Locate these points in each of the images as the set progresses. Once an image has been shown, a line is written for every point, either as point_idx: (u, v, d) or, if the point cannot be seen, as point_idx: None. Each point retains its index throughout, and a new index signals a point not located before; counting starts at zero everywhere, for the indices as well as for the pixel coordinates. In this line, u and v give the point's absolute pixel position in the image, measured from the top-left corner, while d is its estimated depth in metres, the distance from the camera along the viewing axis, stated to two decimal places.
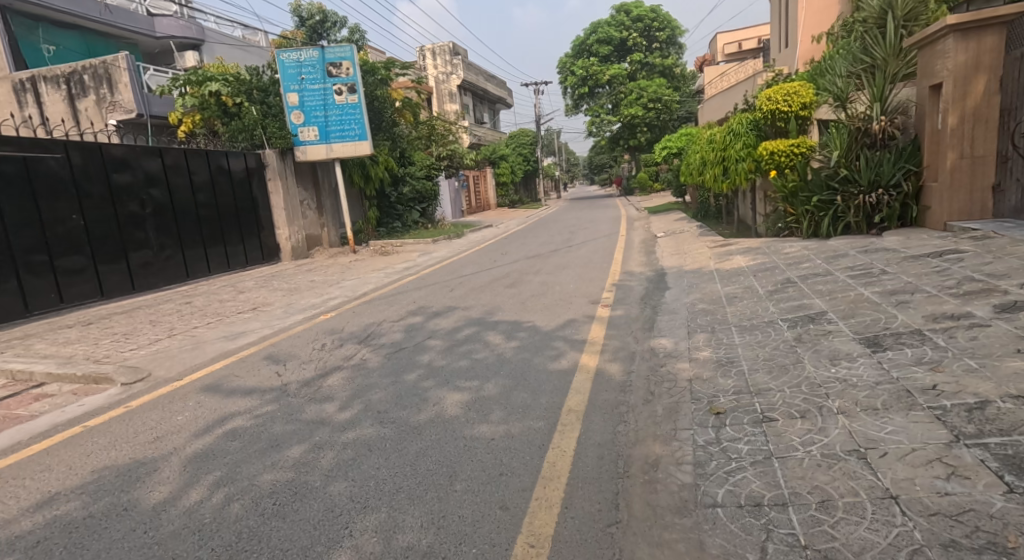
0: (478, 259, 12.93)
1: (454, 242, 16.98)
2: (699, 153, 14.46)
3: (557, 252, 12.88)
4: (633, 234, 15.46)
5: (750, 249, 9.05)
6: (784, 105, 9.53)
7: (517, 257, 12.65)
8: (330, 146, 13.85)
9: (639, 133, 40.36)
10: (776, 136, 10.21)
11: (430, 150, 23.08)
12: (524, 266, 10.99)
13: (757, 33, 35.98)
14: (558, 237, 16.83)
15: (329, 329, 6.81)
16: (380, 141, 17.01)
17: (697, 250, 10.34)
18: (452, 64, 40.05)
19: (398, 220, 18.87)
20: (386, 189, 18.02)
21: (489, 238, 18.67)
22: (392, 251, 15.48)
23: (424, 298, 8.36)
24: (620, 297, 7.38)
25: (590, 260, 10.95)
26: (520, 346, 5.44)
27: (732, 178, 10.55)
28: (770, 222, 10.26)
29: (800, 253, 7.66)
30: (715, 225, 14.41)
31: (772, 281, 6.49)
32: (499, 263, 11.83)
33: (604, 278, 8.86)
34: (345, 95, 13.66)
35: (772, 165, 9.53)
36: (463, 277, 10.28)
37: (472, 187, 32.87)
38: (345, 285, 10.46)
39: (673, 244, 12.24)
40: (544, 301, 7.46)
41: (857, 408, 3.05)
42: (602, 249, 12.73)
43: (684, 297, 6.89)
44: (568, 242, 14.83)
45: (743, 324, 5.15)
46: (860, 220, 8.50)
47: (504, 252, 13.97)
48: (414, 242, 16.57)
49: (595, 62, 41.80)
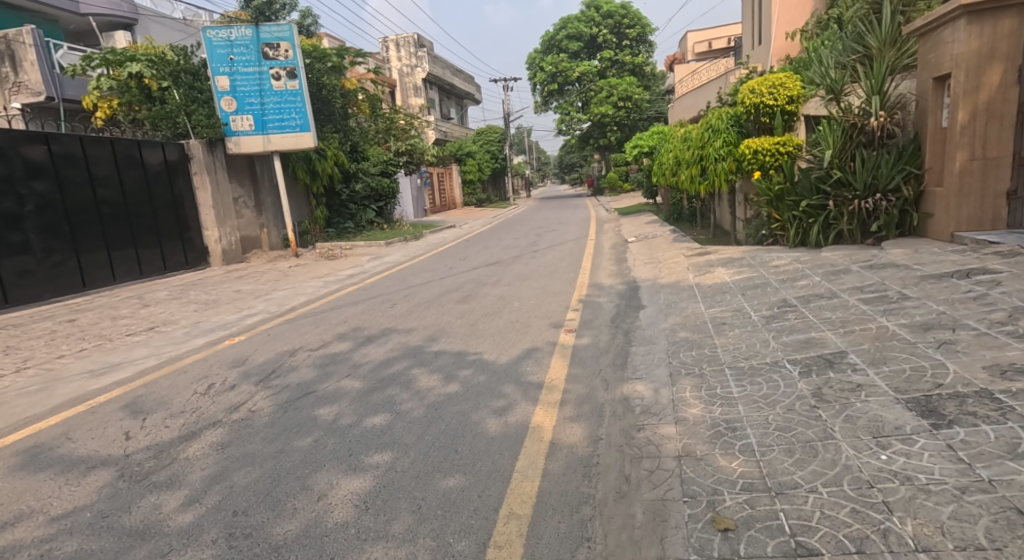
0: (432, 265, 11.72)
1: (410, 245, 15.69)
2: (674, 151, 13.43)
3: (519, 259, 11.77)
4: (603, 238, 14.43)
5: (730, 259, 8.07)
6: (770, 98, 8.51)
7: (475, 264, 11.50)
8: (268, 136, 12.59)
9: (609, 132, 39.60)
10: (759, 134, 9.23)
11: (388, 145, 21.71)
12: (480, 275, 9.83)
13: (728, 32, 35.38)
14: (522, 240, 15.69)
15: (228, 358, 5.54)
16: (328, 134, 15.58)
17: (670, 259, 9.32)
18: (417, 57, 38.59)
19: (350, 220, 17.47)
20: (336, 187, 16.61)
21: (449, 240, 17.43)
22: (340, 255, 14.14)
23: (357, 317, 7.12)
24: (586, 318, 6.26)
25: (554, 270, 9.86)
26: (456, 391, 4.27)
27: (711, 178, 9.53)
28: (752, 228, 9.24)
29: (789, 266, 6.69)
30: (688, 230, 13.42)
31: (765, 303, 5.46)
32: (454, 271, 10.64)
33: (567, 292, 7.76)
34: (284, 80, 12.47)
35: (755, 166, 8.59)
36: (411, 288, 9.08)
37: (437, 185, 31.56)
38: (274, 297, 9.12)
39: (646, 251, 11.22)
40: (496, 323, 6.30)
41: (946, 544, 1.98)
42: (568, 256, 11.67)
43: (660, 319, 5.82)
44: (532, 247, 13.73)
45: (739, 366, 4.07)
46: (853, 228, 7.49)
47: (462, 257, 12.77)
48: (366, 245, 15.23)
49: (565, 58, 40.89)
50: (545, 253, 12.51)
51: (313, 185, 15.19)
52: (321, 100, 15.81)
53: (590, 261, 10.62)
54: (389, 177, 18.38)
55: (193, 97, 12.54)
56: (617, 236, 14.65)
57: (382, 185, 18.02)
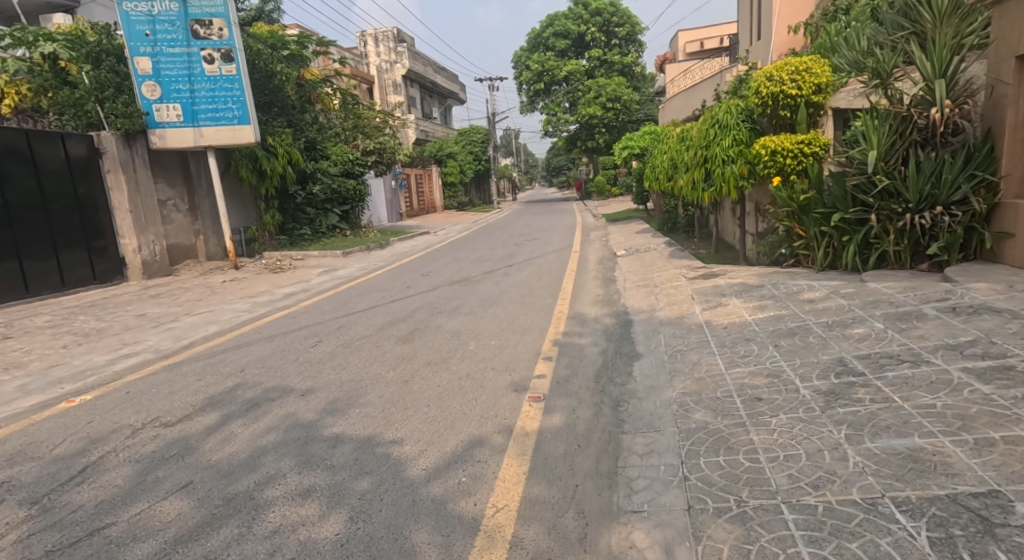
0: (389, 282, 10.03)
1: (372, 255, 13.99)
2: (670, 153, 11.81)
3: (491, 275, 10.10)
4: (588, 250, 12.82)
5: (744, 285, 6.47)
6: (791, 87, 6.90)
7: (438, 281, 9.83)
8: (199, 129, 10.92)
9: (597, 134, 38.16)
10: (776, 131, 7.61)
11: (354, 144, 19.84)
12: (437, 299, 8.14)
13: (721, 32, 34.08)
14: (499, 251, 14.06)
15: (35, 440, 3.81)
16: (281, 129, 13.91)
17: (672, 280, 7.71)
18: (397, 53, 36.95)
19: (308, 227, 15.76)
20: (290, 189, 14.92)
21: (419, 249, 15.73)
22: (289, 267, 12.43)
23: (261, 363, 5.41)
24: (561, 376, 4.61)
25: (528, 293, 8.21)
26: (335, 536, 2.61)
27: (717, 185, 7.94)
28: (766, 246, 7.67)
29: (829, 302, 5.10)
30: (684, 242, 11.86)
31: (813, 364, 3.84)
32: (410, 292, 8.93)
33: (540, 328, 6.11)
34: (218, 64, 10.79)
35: (772, 171, 7.05)
36: (350, 316, 7.38)
37: (414, 188, 29.80)
38: (179, 325, 7.37)
39: (639, 268, 9.56)
40: (438, 381, 4.62)
41: None
42: (547, 272, 10.02)
43: (662, 382, 4.19)
44: (508, 260, 12.08)
45: (806, 503, 2.42)
46: (902, 250, 5.91)
47: (426, 271, 11.11)
48: (322, 255, 13.51)
49: (552, 57, 39.39)
50: (521, 268, 10.84)
51: (261, 186, 13.53)
52: (272, 91, 14.12)
53: (572, 280, 8.99)
54: (352, 179, 16.70)
55: (115, 83, 10.65)
56: (604, 248, 13.02)
57: (346, 187, 16.40)
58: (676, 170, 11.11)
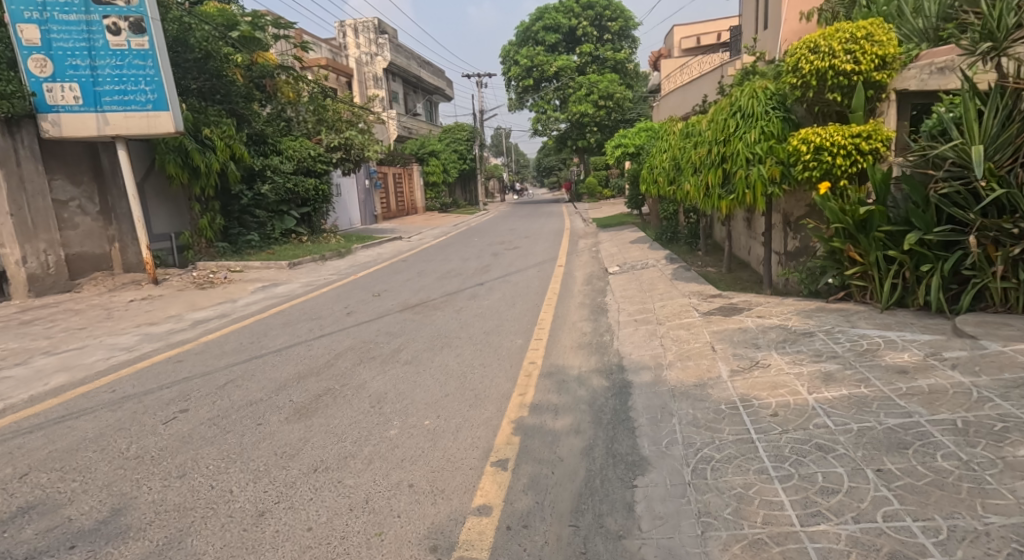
0: (329, 306, 8.19)
1: (326, 267, 12.16)
2: (674, 152, 10.02)
3: (454, 298, 8.27)
4: (575, 264, 11.04)
5: (783, 332, 4.70)
6: (846, 61, 5.12)
7: (389, 306, 8.00)
8: (104, 115, 9.09)
9: (588, 133, 36.52)
10: (817, 120, 5.84)
11: (318, 139, 18.00)
12: (377, 336, 6.30)
13: (717, 27, 32.54)
14: (472, 263, 12.25)
15: None
16: (221, 119, 12.15)
17: (680, 315, 5.93)
18: (378, 45, 35.18)
19: (256, 232, 13.96)
20: (233, 189, 13.12)
21: (384, 259, 13.92)
22: (223, 282, 10.69)
23: (66, 459, 3.56)
24: (515, 511, 2.79)
25: (494, 327, 6.40)
26: None
27: (737, 190, 6.15)
28: (804, 272, 5.90)
29: (931, 378, 3.33)
30: (687, 256, 10.13)
31: (979, 541, 2.06)
32: (348, 322, 7.09)
33: (498, 396, 4.30)
34: (125, 36, 9.06)
35: (813, 172, 5.38)
36: (252, 362, 5.54)
37: (391, 187, 27.90)
38: (18, 373, 5.47)
39: (635, 290, 7.78)
40: (313, 519, 2.80)
41: None
42: (522, 296, 8.23)
43: (688, 544, 2.40)
44: (480, 276, 10.25)
45: None
46: (1014, 288, 4.21)
47: (379, 290, 9.27)
48: (265, 266, 11.67)
49: (541, 51, 37.62)
50: (492, 288, 9.02)
51: (194, 186, 11.79)
52: (212, 76, 12.31)
53: (552, 308, 7.20)
54: (306, 177, 15.00)
55: (6, 58, 8.87)
56: (593, 262, 11.27)
57: (306, 187, 15.22)
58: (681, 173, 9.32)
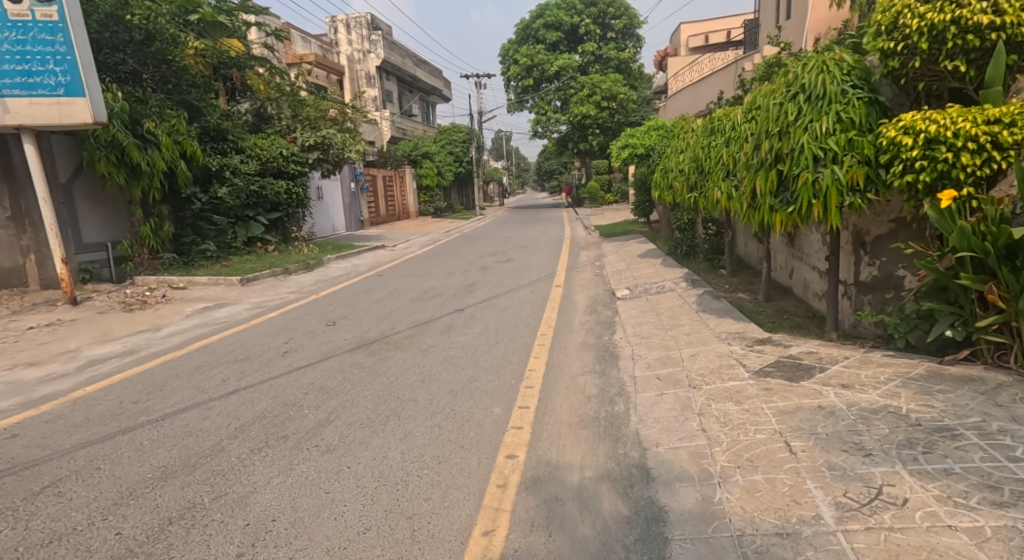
0: (267, 342, 6.54)
1: (287, 285, 10.52)
2: (697, 153, 8.36)
3: (425, 332, 6.63)
4: (576, 284, 9.40)
5: (898, 423, 3.04)
6: (981, 11, 3.53)
7: (341, 342, 6.35)
8: (2, 101, 7.52)
9: (590, 135, 34.93)
10: (916, 105, 4.21)
11: (293, 137, 16.45)
12: (306, 395, 4.66)
13: (728, 25, 30.91)
14: (456, 280, 10.61)
15: None
16: (165, 110, 10.54)
17: (722, 375, 4.26)
18: (371, 41, 33.66)
19: (212, 241, 12.36)
20: (184, 192, 11.54)
21: (358, 273, 12.28)
22: (159, 302, 9.02)
23: None
24: None
25: (466, 384, 4.75)
26: None
27: (797, 199, 4.49)
28: (897, 315, 4.24)
29: None
30: (710, 278, 8.49)
31: None
32: (279, 368, 5.43)
33: (450, 540, 2.65)
34: (29, 7, 7.45)
35: (919, 174, 3.76)
36: (114, 438, 3.89)
37: (380, 190, 26.29)
38: None
39: (652, 326, 6.12)
40: None
41: None
42: (509, 330, 6.58)
43: None
44: (462, 299, 8.60)
45: None
46: None
47: (336, 318, 7.62)
48: (213, 283, 10.04)
49: (542, 50, 36.08)
50: (474, 317, 7.37)
51: (132, 187, 10.19)
52: (159, 62, 10.72)
53: (546, 352, 5.55)
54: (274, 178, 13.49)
55: None
56: (597, 281, 9.62)
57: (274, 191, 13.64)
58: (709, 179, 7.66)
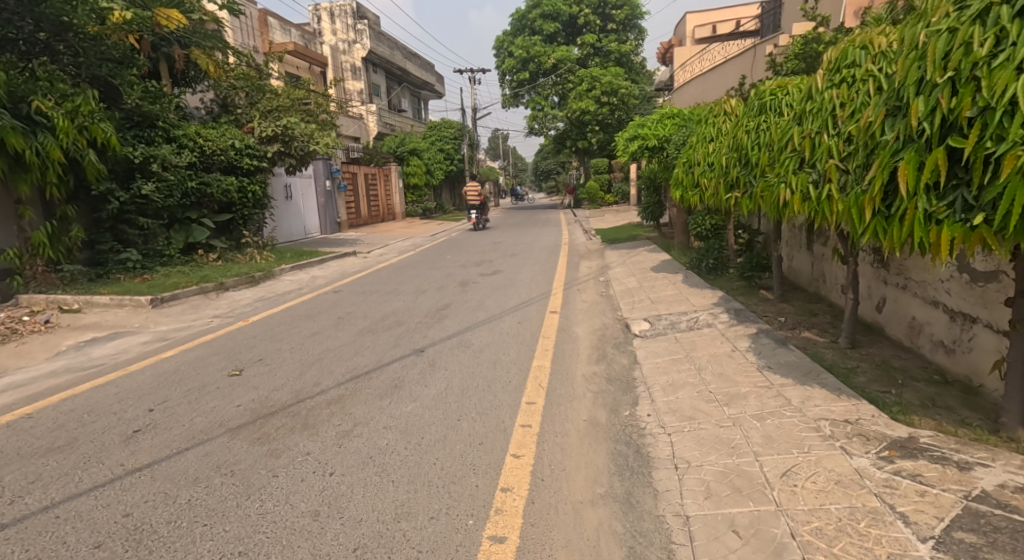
0: (124, 409, 4.44)
1: (216, 308, 8.46)
2: (739, 142, 6.29)
3: (358, 396, 4.55)
4: (575, 309, 7.36)
5: None
6: None
7: (229, 414, 4.26)
8: None
9: (589, 133, 32.98)
10: None
11: (250, 128, 14.38)
12: (94, 553, 2.58)
13: (736, 14, 28.91)
14: (428, 301, 8.58)
15: None
16: (61, 85, 8.47)
17: (870, 546, 2.20)
18: (356, 31, 31.56)
19: (137, 249, 10.28)
20: (96, 188, 9.44)
21: (313, 288, 10.24)
22: (29, 332, 6.90)
23: None
24: None
25: (389, 529, 2.69)
26: None
27: (997, 200, 2.40)
28: None
29: None
30: (754, 306, 6.51)
31: None
32: (97, 473, 3.35)
33: None
34: None
35: None
36: None
37: (361, 189, 24.21)
38: None
39: (695, 393, 4.05)
40: None
41: None
42: (481, 392, 4.50)
43: None
44: (426, 332, 6.51)
45: None
46: None
47: (247, 364, 5.55)
48: (118, 304, 7.97)
49: (539, 41, 34.00)
50: (437, 365, 5.28)
51: (15, 182, 8.04)
52: (58, 26, 8.70)
53: (533, 447, 3.48)
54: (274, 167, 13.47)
55: None
56: (603, 305, 7.59)
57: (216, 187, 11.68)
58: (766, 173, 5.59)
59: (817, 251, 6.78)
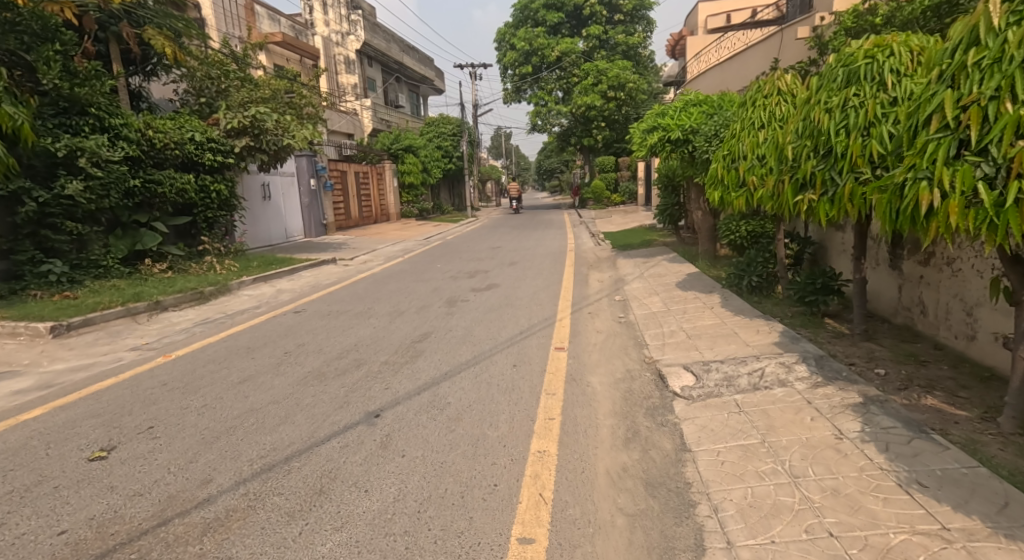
0: None
1: (140, 337, 6.79)
2: (813, 124, 4.67)
3: (256, 516, 2.91)
4: (588, 345, 5.72)
5: None
6: None
7: (35, 555, 2.62)
8: None
9: (595, 129, 31.36)
10: None
11: (214, 120, 12.56)
12: None
13: (753, 3, 27.17)
14: (405, 327, 6.93)
15: None
16: None
17: None
18: (350, 22, 29.82)
19: (65, 259, 8.68)
20: (5, 187, 7.81)
21: (272, 308, 8.59)
22: None
23: None
24: None
25: None
26: None
27: None
28: None
29: None
30: (830, 345, 4.88)
31: None
32: None
33: None
34: None
35: None
36: None
37: (351, 189, 22.57)
38: None
39: (802, 536, 2.41)
40: None
41: None
42: (447, 510, 2.88)
43: None
44: (389, 382, 4.88)
45: None
46: None
47: (125, 439, 3.89)
48: (11, 334, 6.32)
49: (542, 32, 32.22)
50: (393, 448, 3.65)
51: None
52: None
53: None
54: (274, 142, 13.02)
55: None
56: (623, 338, 5.94)
57: (156, 182, 10.26)
58: (865, 168, 3.99)
59: (908, 272, 5.14)
